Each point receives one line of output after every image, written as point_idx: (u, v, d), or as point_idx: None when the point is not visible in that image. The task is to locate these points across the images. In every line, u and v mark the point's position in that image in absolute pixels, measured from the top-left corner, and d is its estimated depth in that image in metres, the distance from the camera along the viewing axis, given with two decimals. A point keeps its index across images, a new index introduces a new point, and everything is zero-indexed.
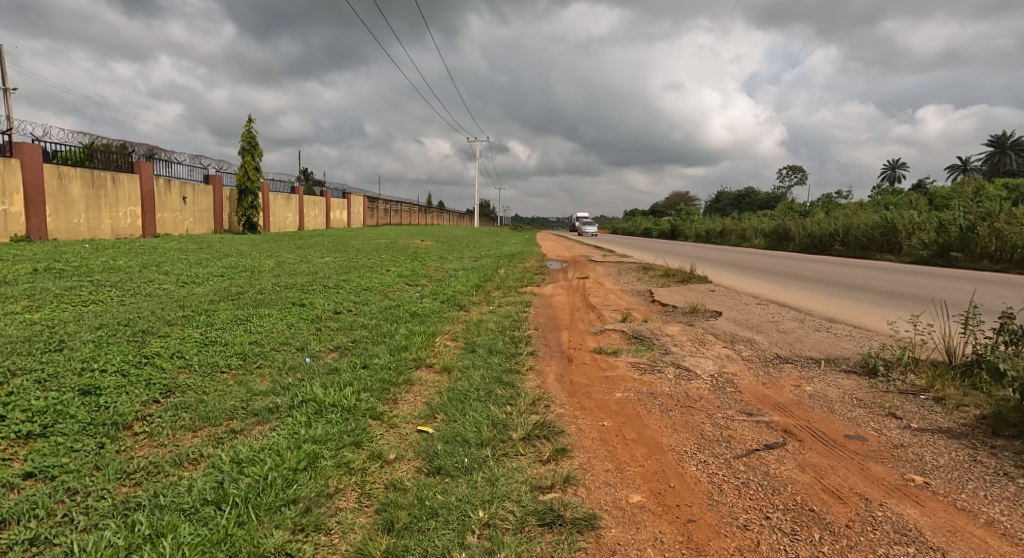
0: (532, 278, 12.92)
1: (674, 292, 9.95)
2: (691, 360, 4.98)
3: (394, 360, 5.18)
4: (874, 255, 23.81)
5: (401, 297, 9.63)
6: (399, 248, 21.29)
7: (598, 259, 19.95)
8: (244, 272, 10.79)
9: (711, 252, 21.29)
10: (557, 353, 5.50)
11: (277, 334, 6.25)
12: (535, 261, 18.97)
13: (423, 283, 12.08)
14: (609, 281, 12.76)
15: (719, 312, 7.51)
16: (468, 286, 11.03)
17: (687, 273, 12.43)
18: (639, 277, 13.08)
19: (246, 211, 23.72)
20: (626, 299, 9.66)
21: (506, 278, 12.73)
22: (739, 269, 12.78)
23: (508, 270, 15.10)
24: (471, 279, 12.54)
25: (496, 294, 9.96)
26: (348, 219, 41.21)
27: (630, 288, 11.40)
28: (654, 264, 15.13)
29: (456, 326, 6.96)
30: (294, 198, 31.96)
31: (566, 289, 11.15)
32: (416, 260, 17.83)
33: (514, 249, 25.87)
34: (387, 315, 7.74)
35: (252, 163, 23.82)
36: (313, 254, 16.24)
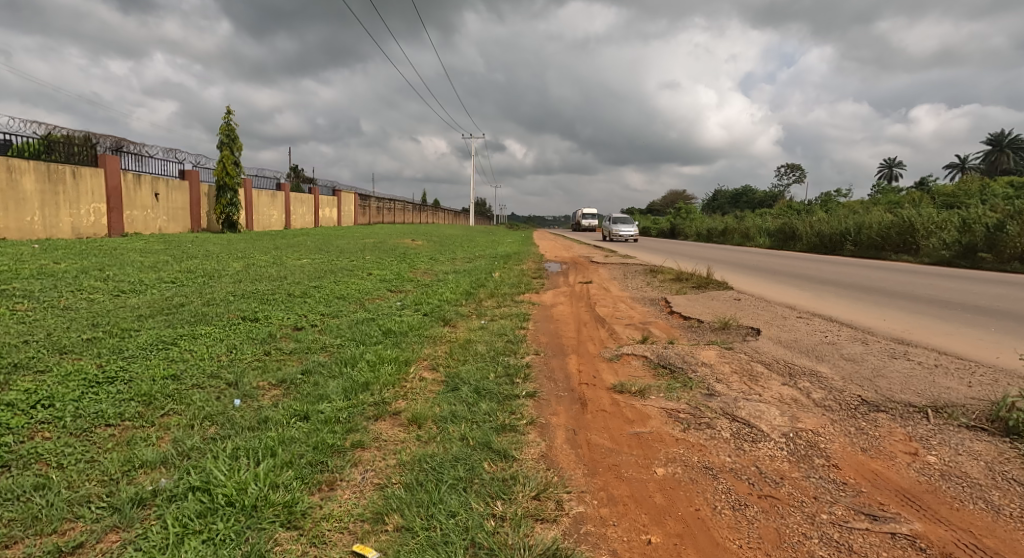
0: (530, 284, 11.61)
1: (693, 302, 8.66)
2: (749, 409, 3.67)
3: (348, 408, 3.83)
4: (889, 256, 22.58)
5: (378, 308, 8.30)
6: (388, 248, 19.96)
7: (600, 260, 18.61)
8: (201, 278, 9.47)
9: (720, 253, 20.06)
10: (566, 394, 4.18)
11: (209, 362, 4.93)
12: (532, 263, 17.68)
13: (408, 291, 10.75)
14: (615, 287, 11.46)
15: (758, 330, 6.21)
16: (458, 294, 9.70)
17: (702, 278, 11.14)
18: (649, 283, 11.80)
19: (225, 209, 22.38)
20: (639, 311, 8.37)
21: (501, 284, 11.42)
22: (761, 273, 11.49)
23: (503, 273, 13.78)
24: (462, 284, 11.24)
25: (489, 304, 8.65)
26: (337, 217, 39.82)
27: (640, 296, 10.11)
28: (664, 267, 13.84)
29: (438, 350, 5.63)
30: (280, 195, 30.57)
31: (569, 297, 9.82)
32: (403, 262, 16.51)
33: (510, 249, 24.57)
34: (357, 333, 6.37)
35: (231, 158, 22.48)
36: (289, 255, 14.89)
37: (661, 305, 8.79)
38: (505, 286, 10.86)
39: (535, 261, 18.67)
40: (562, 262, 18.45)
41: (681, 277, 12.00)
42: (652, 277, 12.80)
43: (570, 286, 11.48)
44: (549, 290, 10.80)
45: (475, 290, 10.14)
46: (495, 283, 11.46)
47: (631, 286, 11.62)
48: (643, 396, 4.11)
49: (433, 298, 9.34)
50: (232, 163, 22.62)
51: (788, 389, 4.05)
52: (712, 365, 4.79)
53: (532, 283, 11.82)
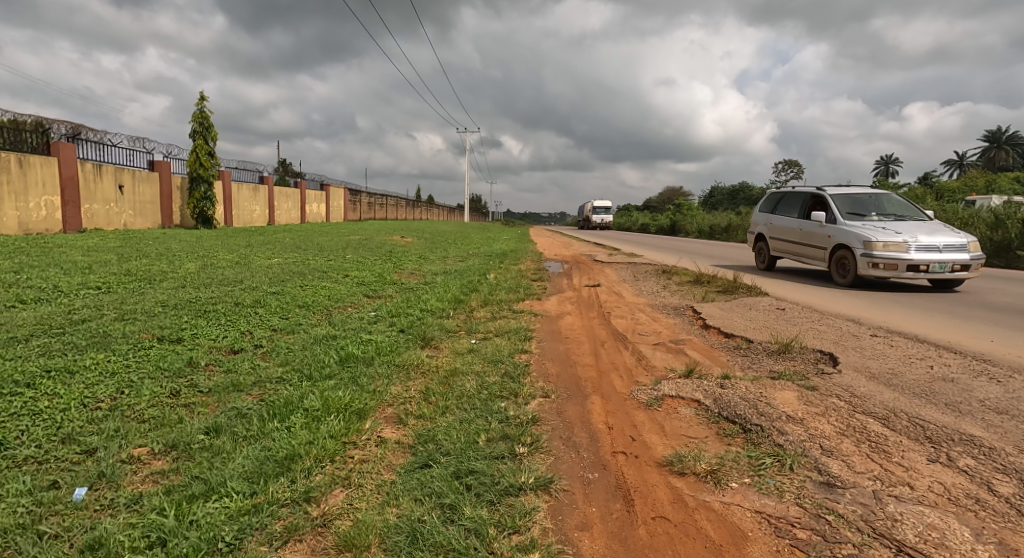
0: (528, 288, 10.10)
1: (728, 313, 7.18)
2: (915, 526, 2.19)
3: (240, 519, 2.35)
4: (911, 254, 21.12)
5: (346, 321, 6.80)
6: (374, 246, 18.47)
7: (604, 260, 17.09)
8: (138, 281, 7.98)
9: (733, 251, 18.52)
10: (598, 479, 2.70)
11: (76, 413, 3.43)
12: (530, 261, 16.22)
13: (390, 297, 9.22)
14: (628, 292, 9.97)
15: (833, 356, 4.74)
16: (444, 301, 8.15)
17: (729, 282, 9.67)
18: (666, 288, 10.35)
19: (198, 203, 20.85)
20: (664, 324, 6.88)
21: (496, 288, 9.91)
22: (795, 275, 9.99)
23: (497, 274, 12.28)
24: (452, 289, 9.73)
25: (481, 315, 7.13)
26: (326, 212, 38.26)
27: (660, 303, 8.62)
28: (679, 267, 12.36)
29: (411, 389, 4.13)
30: (263, 188, 28.93)
31: (576, 306, 8.30)
32: (389, 262, 15.03)
33: (507, 246, 23.05)
34: (310, 361, 4.85)
35: (206, 148, 20.94)
36: (260, 253, 13.40)
37: (689, 316, 7.30)
38: (500, 292, 9.36)
39: (533, 259, 17.14)
40: (562, 261, 16.86)
41: (701, 281, 10.51)
42: (666, 280, 11.31)
43: (575, 291, 9.96)
44: (551, 296, 9.28)
45: (465, 297, 8.63)
46: (489, 287, 9.95)
47: (644, 291, 10.13)
48: (720, 482, 2.64)
49: (416, 307, 7.81)
50: (206, 154, 21.07)
51: (949, 474, 2.59)
52: (802, 417, 3.31)
53: (529, 287, 10.32)
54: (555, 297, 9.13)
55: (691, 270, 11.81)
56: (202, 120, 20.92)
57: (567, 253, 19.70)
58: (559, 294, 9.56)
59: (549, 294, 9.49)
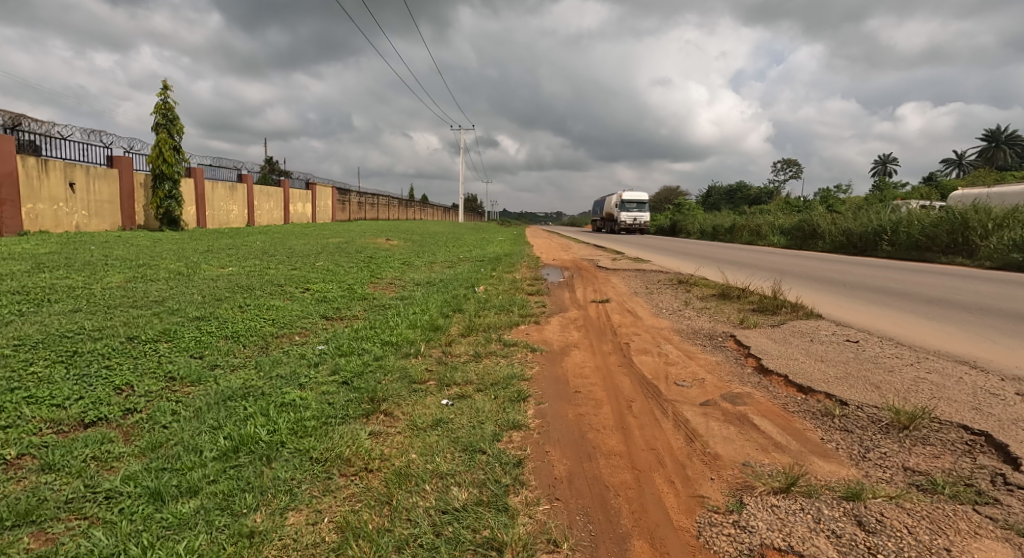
0: (524, 305, 8.34)
1: (785, 347, 5.49)
2: None
3: None
4: (937, 258, 19.49)
5: (279, 364, 5.06)
6: (354, 250, 16.81)
7: (607, 266, 15.43)
8: (26, 302, 6.30)
9: (750, 255, 16.84)
10: None
11: None
12: (526, 268, 14.59)
13: (354, 320, 7.46)
14: (645, 311, 8.24)
15: (1000, 447, 3.04)
16: (416, 328, 6.40)
17: (766, 298, 8.00)
18: (685, 304, 8.73)
19: (162, 202, 19.10)
20: (704, 365, 5.16)
21: (483, 306, 8.16)
22: (846, 290, 8.29)
23: (488, 286, 10.60)
24: (430, 307, 7.97)
25: (460, 353, 5.36)
26: (313, 212, 36.63)
27: (688, 329, 6.91)
28: (697, 278, 10.71)
29: (323, 524, 2.46)
30: (241, 186, 27.12)
31: (583, 333, 6.53)
32: (367, 269, 13.39)
33: (501, 249, 21.42)
34: (185, 449, 3.12)
35: (170, 142, 19.16)
36: (217, 260, 11.76)
37: (734, 352, 5.58)
38: (489, 313, 7.63)
39: (528, 265, 15.40)
40: (561, 268, 15.09)
41: (730, 298, 8.78)
42: (685, 294, 9.62)
43: (580, 310, 8.22)
44: (552, 318, 7.50)
45: (443, 320, 6.88)
46: (476, 305, 8.22)
47: (662, 310, 8.40)
48: None
49: (380, 336, 6.07)
50: (171, 148, 19.29)
51: None
52: None
53: (525, 304, 8.57)
54: (555, 319, 7.41)
55: (713, 281, 10.11)
56: (165, 110, 19.12)
57: (565, 258, 18.00)
58: (560, 315, 7.76)
59: (547, 314, 7.71)
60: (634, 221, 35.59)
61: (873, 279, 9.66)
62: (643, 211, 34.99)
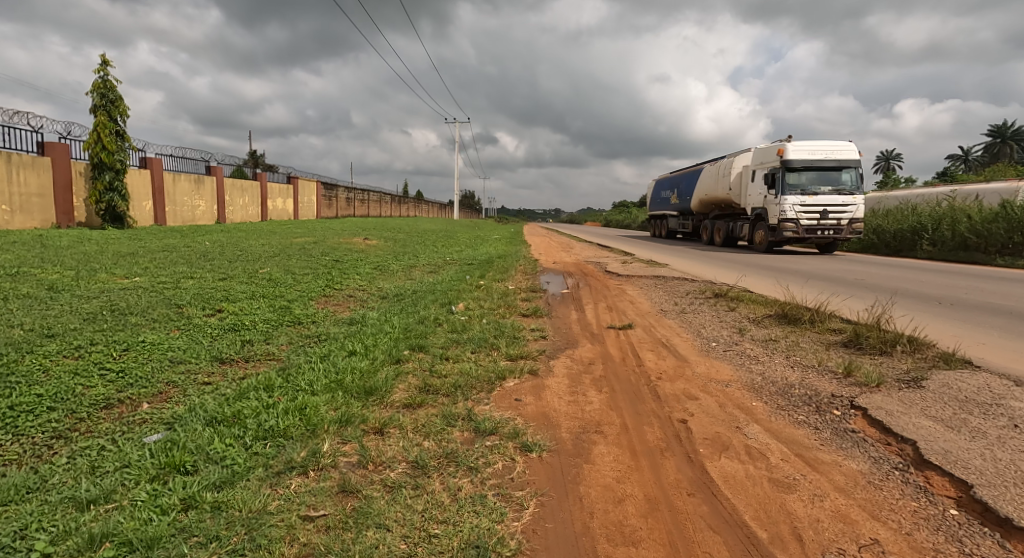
0: (516, 340, 5.76)
1: (975, 438, 3.10)
2: None
3: None
4: (990, 260, 17.09)
5: (32, 493, 2.58)
6: (321, 252, 14.41)
7: (619, 271, 13.08)
8: None
9: (786, 260, 14.45)
10: None
11: None
12: (521, 274, 12.21)
13: (265, 368, 4.94)
14: (689, 349, 5.65)
15: None
16: (335, 395, 3.89)
17: (862, 326, 5.65)
18: (738, 334, 6.37)
19: (103, 195, 16.62)
20: (851, 493, 2.68)
21: (454, 345, 5.57)
22: (967, 312, 5.97)
23: (470, 303, 8.16)
24: (377, 345, 5.46)
25: (389, 463, 2.93)
26: (295, 209, 34.11)
27: (771, 387, 4.35)
28: (742, 294, 8.39)
29: None
30: (209, 179, 24.59)
31: (606, 402, 4.02)
32: (327, 276, 10.98)
33: (494, 250, 19.06)
34: None
35: (109, 125, 16.63)
36: (130, 267, 9.34)
37: (885, 453, 3.06)
38: (462, 359, 5.06)
39: (525, 271, 12.91)
40: (563, 274, 12.59)
41: (807, 332, 6.19)
42: (733, 321, 7.07)
43: (596, 348, 5.64)
44: (556, 367, 4.92)
45: (383, 378, 4.33)
46: (444, 341, 5.68)
47: (707, 346, 5.83)
48: None
49: (271, 410, 3.59)
50: (111, 133, 16.74)
51: None
52: None
53: (515, 336, 5.96)
54: (559, 369, 4.81)
55: (768, 305, 7.54)
56: (105, 90, 16.61)
57: (568, 260, 15.48)
58: (562, 358, 5.18)
59: (545, 360, 5.11)
60: (825, 218, 15.03)
61: (982, 295, 7.29)
62: (841, 198, 14.92)
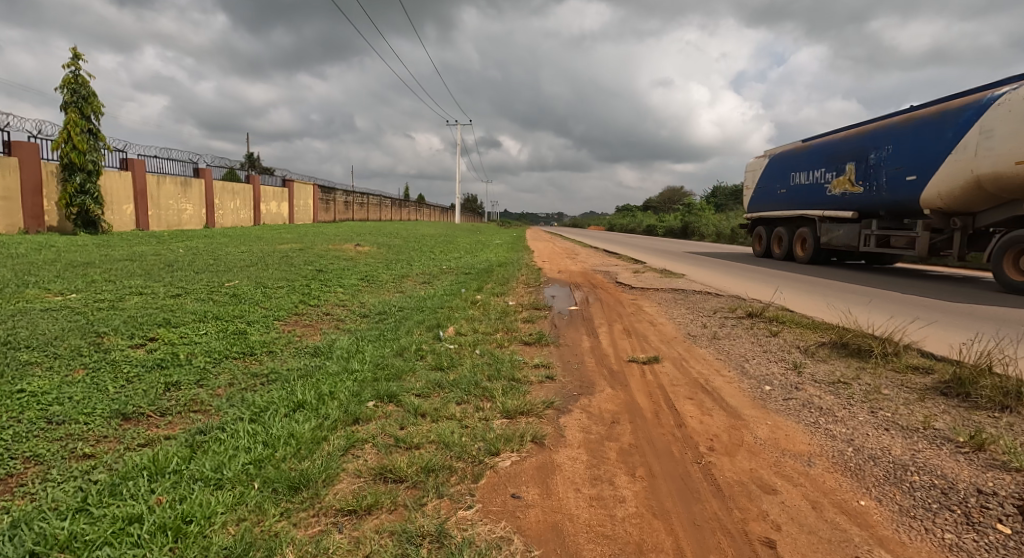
0: (515, 385, 4.47)
1: None
2: None
3: None
4: None
5: None
6: (305, 261, 13.18)
7: (631, 283, 11.77)
8: None
9: (817, 270, 13.08)
10: None
11: None
12: (523, 287, 10.95)
13: (179, 429, 3.70)
14: (740, 399, 4.36)
15: None
16: (241, 494, 2.64)
17: (963, 369, 4.38)
18: (794, 372, 5.09)
19: (74, 198, 15.40)
20: None
21: (433, 396, 4.29)
22: None
23: (462, 326, 6.89)
24: (336, 394, 4.20)
25: None
26: (290, 213, 32.95)
27: (876, 468, 3.08)
28: (786, 317, 7.10)
29: None
30: (196, 181, 23.44)
31: (645, 499, 2.77)
32: (305, 289, 9.74)
33: (495, 257, 17.82)
34: None
35: (81, 124, 15.45)
36: (72, 280, 8.10)
37: None
38: (441, 418, 3.77)
39: (527, 282, 11.63)
40: (570, 286, 11.30)
41: (885, 374, 4.89)
42: (781, 355, 5.77)
43: (618, 396, 4.36)
44: (569, 430, 3.65)
45: (325, 458, 3.07)
46: (422, 388, 4.40)
47: (760, 393, 4.54)
48: None
49: (137, 526, 2.44)
50: (83, 132, 15.55)
51: None
52: None
53: (513, 379, 4.66)
54: (573, 435, 3.53)
55: (821, 336, 6.23)
56: (76, 85, 15.43)
57: (574, 270, 14.21)
58: (574, 416, 3.90)
59: (552, 420, 3.82)
60: None
61: None
62: None
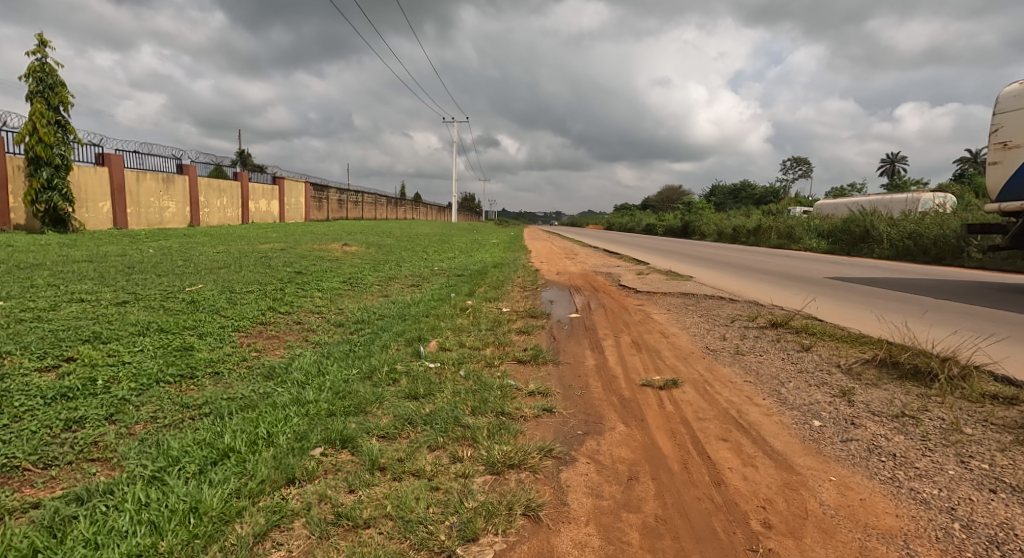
0: (503, 423, 3.58)
1: None
2: None
3: None
4: None
5: None
6: (286, 261, 12.29)
7: (636, 286, 10.88)
8: None
9: (841, 270, 12.15)
10: None
11: None
12: (519, 291, 10.05)
13: (57, 491, 2.80)
14: (786, 440, 3.48)
15: None
16: None
17: None
18: (845, 402, 4.21)
19: (39, 195, 14.43)
20: None
21: (401, 440, 3.41)
22: None
23: (447, 338, 6.00)
24: (276, 438, 3.28)
25: None
26: (281, 211, 32.02)
27: None
28: (820, 330, 6.22)
29: None
30: (179, 177, 22.48)
31: None
32: (278, 293, 8.84)
33: (491, 257, 16.91)
34: None
35: (47, 115, 14.50)
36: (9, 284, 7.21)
37: None
38: (405, 476, 2.88)
39: (523, 286, 10.74)
40: (570, 290, 10.42)
41: (956, 406, 4.02)
42: (820, 376, 4.88)
43: (633, 437, 3.49)
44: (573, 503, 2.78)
45: None
46: (387, 427, 3.51)
47: (809, 430, 3.67)
48: None
49: None
50: (49, 123, 14.60)
51: None
52: None
53: (502, 415, 3.78)
54: (578, 505, 2.64)
55: (863, 353, 5.35)
56: (42, 75, 14.50)
57: (573, 271, 13.31)
58: (576, 474, 3.05)
59: (551, 477, 2.96)
60: None
61: None
62: None
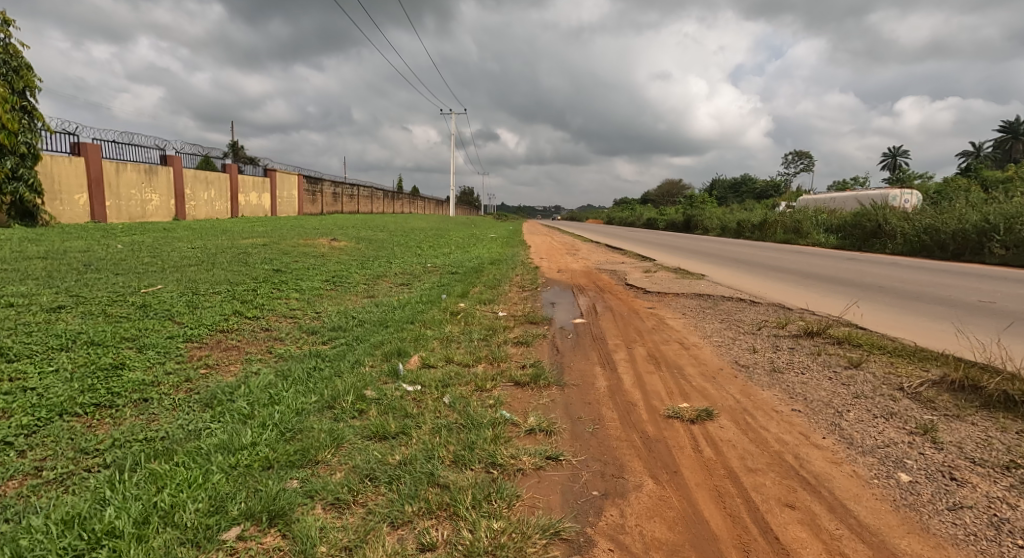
0: (494, 483, 2.68)
1: None
2: None
3: None
4: None
5: None
6: (266, 258, 11.38)
7: (645, 285, 9.98)
8: None
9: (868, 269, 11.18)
10: None
11: None
12: (517, 291, 9.14)
13: None
14: (873, 512, 2.58)
15: None
16: None
17: None
18: (930, 443, 3.31)
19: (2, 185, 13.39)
20: None
21: (355, 510, 2.51)
22: None
23: (430, 352, 5.08)
24: (179, 511, 2.39)
25: None
26: (272, 205, 31.08)
27: None
28: (872, 343, 5.31)
29: None
30: (163, 168, 21.52)
31: None
32: (248, 294, 7.93)
33: (488, 253, 16.01)
34: None
35: (12, 100, 13.51)
36: None
37: None
38: None
39: (520, 285, 9.84)
40: (573, 290, 9.50)
41: None
42: (885, 404, 3.97)
43: (669, 506, 2.59)
44: None
45: None
46: (338, 490, 2.61)
47: (899, 491, 2.77)
48: None
49: None
50: (14, 109, 13.62)
51: None
52: None
53: (493, 468, 2.88)
54: None
55: (929, 373, 4.45)
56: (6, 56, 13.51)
57: (575, 269, 12.38)
58: None
59: None
60: None
61: None
62: None
